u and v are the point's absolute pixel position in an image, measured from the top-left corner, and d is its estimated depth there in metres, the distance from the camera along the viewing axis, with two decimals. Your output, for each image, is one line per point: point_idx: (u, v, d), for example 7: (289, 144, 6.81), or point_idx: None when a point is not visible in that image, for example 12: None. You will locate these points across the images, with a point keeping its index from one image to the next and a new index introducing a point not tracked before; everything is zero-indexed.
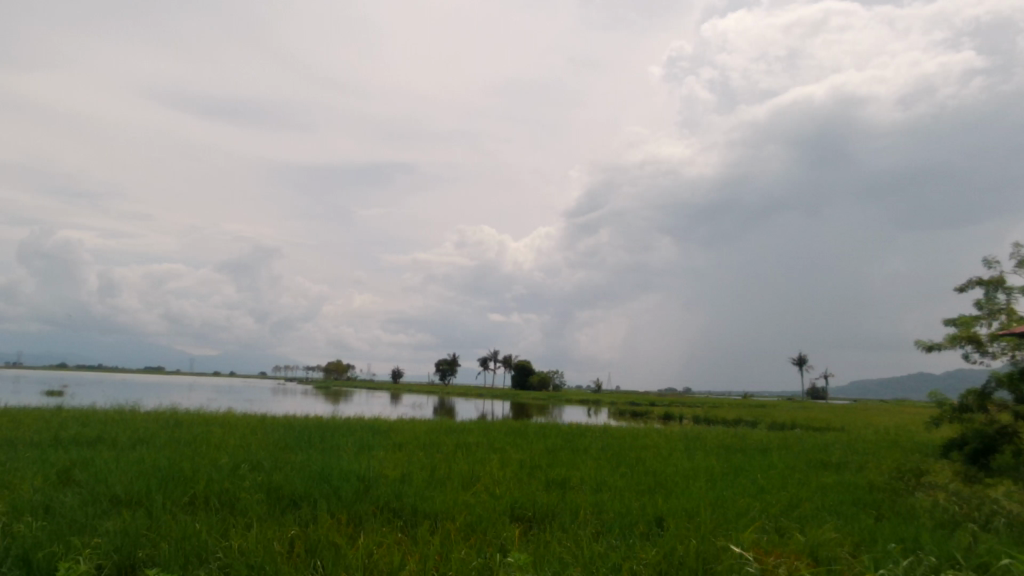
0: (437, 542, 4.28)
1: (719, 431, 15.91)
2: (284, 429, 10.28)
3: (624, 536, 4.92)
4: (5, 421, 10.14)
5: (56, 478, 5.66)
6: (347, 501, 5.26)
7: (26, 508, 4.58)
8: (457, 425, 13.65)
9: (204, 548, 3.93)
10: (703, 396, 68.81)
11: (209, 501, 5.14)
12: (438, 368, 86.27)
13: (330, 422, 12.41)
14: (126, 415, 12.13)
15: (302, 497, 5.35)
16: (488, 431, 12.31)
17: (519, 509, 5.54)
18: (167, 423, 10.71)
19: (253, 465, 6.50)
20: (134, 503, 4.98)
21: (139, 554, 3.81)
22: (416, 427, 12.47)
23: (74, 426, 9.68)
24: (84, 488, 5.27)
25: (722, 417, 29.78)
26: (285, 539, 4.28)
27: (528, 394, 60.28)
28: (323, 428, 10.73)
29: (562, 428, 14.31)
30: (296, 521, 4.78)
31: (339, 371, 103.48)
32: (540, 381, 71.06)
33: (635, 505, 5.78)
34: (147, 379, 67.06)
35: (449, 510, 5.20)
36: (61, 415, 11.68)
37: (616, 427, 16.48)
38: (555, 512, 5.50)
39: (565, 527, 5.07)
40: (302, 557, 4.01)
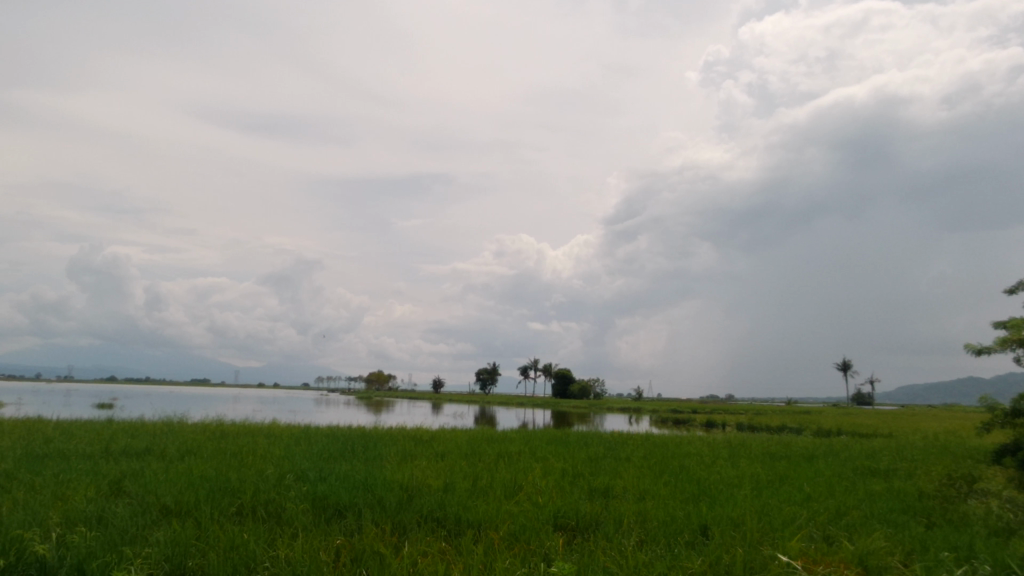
0: (481, 551, 4.27)
1: (766, 439, 15.74)
2: (327, 440, 10.39)
3: (669, 545, 4.87)
4: (57, 434, 10.39)
5: (108, 488, 5.78)
6: (391, 510, 5.30)
7: (79, 518, 4.69)
8: (498, 435, 13.62)
9: (251, 557, 3.97)
10: (747, 403, 68.22)
11: (256, 511, 5.21)
12: (480, 377, 86.66)
13: (371, 433, 12.50)
14: (173, 426, 12.39)
15: (347, 506, 5.40)
16: (530, 440, 12.30)
17: (563, 517, 5.53)
18: (213, 434, 10.90)
19: (298, 476, 6.59)
20: (183, 513, 5.07)
21: (188, 563, 3.88)
22: (459, 437, 12.49)
23: (125, 438, 9.93)
24: (135, 499, 5.37)
25: (767, 423, 29.46)
26: (331, 548, 4.32)
27: (569, 402, 60.23)
28: (366, 438, 10.82)
29: (606, 437, 14.26)
30: (341, 530, 4.83)
31: (381, 381, 104.27)
32: (582, 389, 70.76)
33: (680, 513, 5.73)
34: (193, 391, 68.02)
35: (492, 519, 5.21)
36: (111, 426, 11.96)
37: (661, 435, 16.41)
38: (598, 522, 5.47)
39: (609, 535, 5.05)
40: (347, 567, 4.04)
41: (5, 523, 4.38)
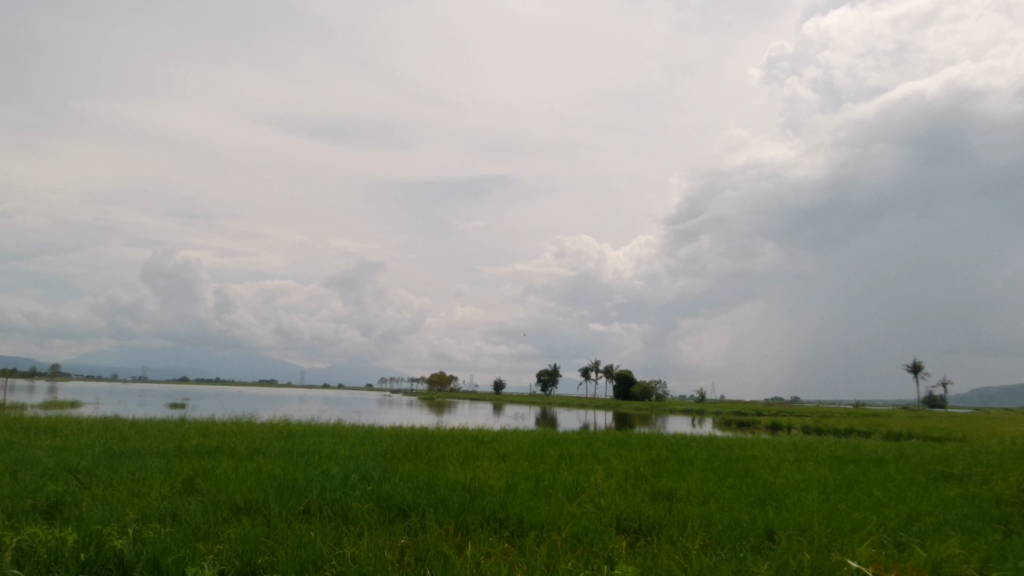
0: (543, 552, 4.28)
1: (833, 442, 15.39)
2: (391, 440, 10.52)
3: (734, 549, 4.80)
4: (131, 433, 10.74)
5: (181, 485, 5.95)
6: (455, 510, 5.34)
7: (155, 514, 4.83)
8: (559, 436, 13.59)
9: (319, 556, 4.04)
10: (811, 405, 66.95)
11: (322, 510, 5.30)
12: (540, 379, 86.82)
13: (434, 433, 12.60)
14: (242, 426, 12.69)
15: (411, 506, 5.46)
16: (591, 441, 12.27)
17: (626, 520, 5.49)
18: (280, 434, 11.13)
19: (363, 476, 6.67)
20: (252, 510, 5.19)
21: (258, 561, 3.97)
22: (521, 437, 12.50)
23: (198, 437, 10.21)
24: (207, 496, 5.52)
25: (833, 426, 28.82)
26: (395, 548, 4.36)
27: (630, 404, 59.88)
28: (429, 439, 10.93)
29: (668, 439, 14.13)
30: (405, 530, 4.88)
31: (442, 382, 105.32)
32: (643, 391, 70.20)
33: (745, 517, 5.64)
34: (260, 391, 69.34)
35: (555, 520, 5.21)
36: (184, 425, 12.32)
37: (724, 437, 16.20)
38: (662, 525, 5.42)
39: (673, 539, 5.00)
40: (412, 566, 4.08)
41: (85, 518, 4.54)
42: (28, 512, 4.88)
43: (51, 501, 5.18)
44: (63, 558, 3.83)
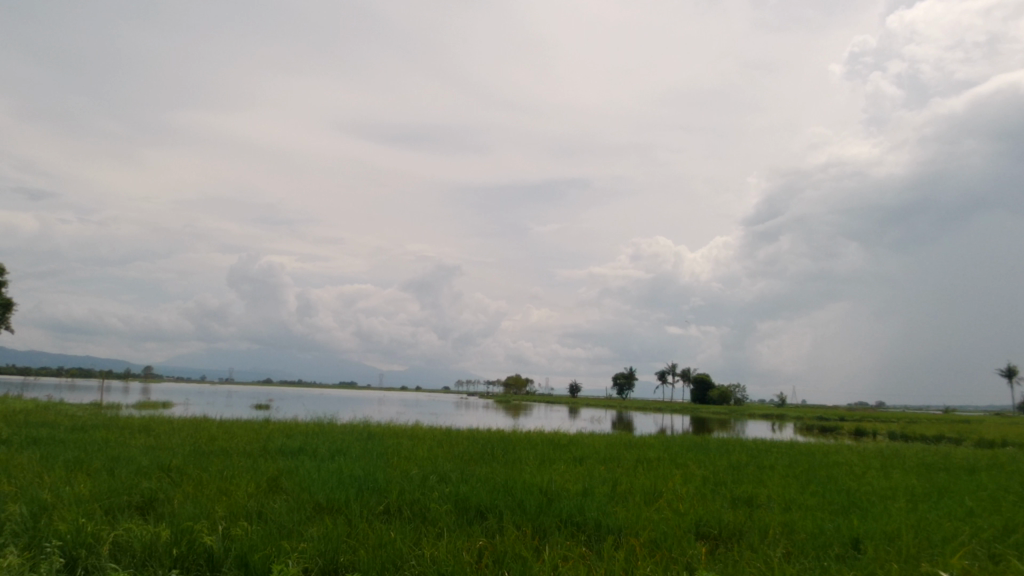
0: (622, 557, 4.25)
1: (923, 449, 14.84)
2: (472, 443, 10.54)
3: (817, 558, 4.69)
4: (219, 433, 11.05)
5: (266, 485, 6.12)
6: (532, 513, 5.34)
7: (242, 512, 4.98)
8: (637, 440, 13.43)
9: (399, 556, 4.10)
10: (898, 411, 64.93)
11: (401, 511, 5.38)
12: (617, 384, 86.37)
13: (511, 436, 12.59)
14: (324, 427, 12.92)
15: (488, 508, 5.49)
16: (670, 446, 12.10)
17: (705, 526, 5.41)
18: (362, 435, 11.30)
19: (441, 477, 6.73)
20: (334, 510, 5.30)
21: (340, 559, 4.05)
22: (598, 441, 12.39)
23: (282, 437, 10.45)
24: (290, 495, 5.66)
25: (923, 433, 27.90)
26: (473, 549, 4.40)
27: (710, 409, 59.08)
28: (507, 442, 10.92)
29: (748, 443, 13.86)
30: (483, 531, 4.91)
31: (519, 385, 105.77)
32: (722, 395, 69.14)
33: (829, 525, 5.49)
34: (341, 394, 70.55)
35: (633, 525, 5.17)
36: (270, 426, 12.65)
37: (807, 443, 15.79)
38: (742, 531, 5.33)
39: (754, 546, 4.92)
40: (491, 568, 4.11)
41: (177, 515, 4.70)
42: (124, 508, 5.09)
43: (145, 497, 5.38)
44: (157, 554, 3.99)
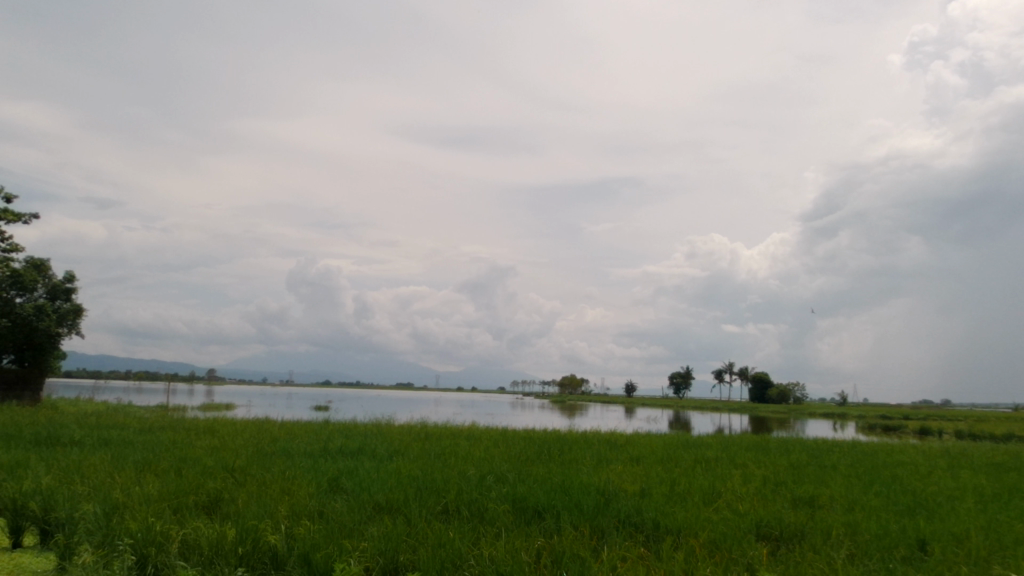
0: (681, 558, 4.22)
1: (992, 448, 14.43)
2: (528, 443, 10.57)
3: (882, 560, 4.60)
4: (281, 434, 11.27)
5: (327, 485, 6.20)
6: (590, 513, 5.33)
7: (304, 512, 5.06)
8: (695, 440, 13.31)
9: (458, 555, 4.14)
10: (965, 409, 63.20)
11: (459, 510, 5.42)
12: (673, 383, 85.68)
13: (567, 436, 12.61)
14: (384, 428, 13.11)
15: (545, 508, 5.49)
16: (728, 446, 11.96)
17: (765, 527, 5.34)
18: (420, 437, 11.42)
19: (498, 478, 6.75)
20: (394, 510, 5.36)
21: (400, 558, 4.10)
22: (655, 441, 12.31)
23: (342, 438, 10.60)
24: (351, 495, 5.74)
25: (990, 431, 27.15)
26: (532, 549, 4.41)
27: (768, 408, 58.23)
28: (564, 442, 10.92)
29: (809, 443, 13.60)
30: (541, 532, 4.92)
31: (574, 386, 105.65)
32: (781, 395, 68.07)
33: (895, 526, 5.37)
34: (398, 395, 71.18)
35: (692, 526, 5.12)
36: (330, 428, 12.86)
37: (869, 443, 15.45)
38: (804, 532, 5.24)
39: (816, 547, 4.83)
40: (549, 568, 4.12)
41: (242, 515, 4.82)
42: (191, 507, 5.23)
43: (211, 497, 5.51)
44: (223, 552, 4.09)
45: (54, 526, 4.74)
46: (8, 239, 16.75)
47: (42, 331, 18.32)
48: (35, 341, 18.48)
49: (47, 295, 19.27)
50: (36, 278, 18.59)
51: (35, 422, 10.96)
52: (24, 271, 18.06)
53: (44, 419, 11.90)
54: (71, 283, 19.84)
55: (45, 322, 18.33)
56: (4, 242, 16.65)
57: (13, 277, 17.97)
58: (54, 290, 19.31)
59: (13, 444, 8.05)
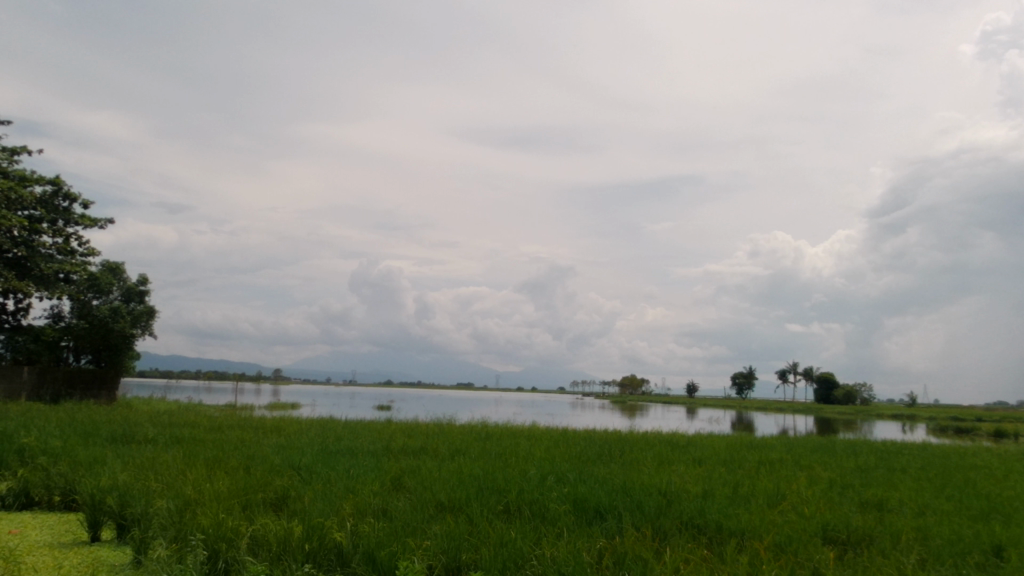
0: (746, 561, 4.17)
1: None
2: (589, 443, 10.58)
3: (954, 566, 4.47)
4: (347, 432, 11.45)
5: (390, 483, 6.30)
6: (651, 515, 5.29)
7: (368, 510, 5.14)
8: (758, 441, 13.15)
9: (520, 555, 4.14)
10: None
11: (521, 510, 5.44)
12: (735, 383, 84.49)
13: (628, 436, 12.56)
14: (445, 427, 13.22)
15: (607, 509, 5.47)
16: (793, 447, 11.79)
17: (832, 531, 5.23)
18: (481, 435, 11.50)
19: (559, 478, 6.76)
20: (456, 508, 5.40)
21: (463, 558, 4.14)
22: (717, 442, 12.20)
23: (404, 437, 10.72)
24: (414, 494, 5.79)
25: None
26: (594, 550, 4.40)
27: (834, 409, 57.07)
28: (624, 442, 10.89)
29: (876, 445, 13.32)
30: (603, 532, 4.91)
31: (634, 386, 105.03)
32: (847, 395, 66.53)
33: (967, 531, 5.23)
34: (461, 396, 71.63)
35: (756, 528, 5.05)
36: (393, 427, 13.03)
37: (941, 445, 15.04)
38: (872, 537, 5.12)
39: (885, 552, 4.72)
40: (612, 570, 4.09)
41: (308, 512, 4.91)
42: (260, 504, 5.35)
43: (278, 494, 5.63)
44: (291, 549, 4.17)
45: (130, 521, 4.90)
46: (85, 243, 17.38)
47: (117, 332, 18.92)
48: (112, 342, 19.11)
49: (122, 297, 19.91)
50: (112, 281, 19.23)
51: (111, 420, 11.35)
52: (100, 275, 18.67)
53: (121, 417, 12.31)
54: (145, 285, 20.45)
55: (120, 323, 18.91)
56: (82, 247, 17.27)
57: (90, 280, 18.60)
58: (128, 292, 19.95)
59: (91, 441, 8.32)
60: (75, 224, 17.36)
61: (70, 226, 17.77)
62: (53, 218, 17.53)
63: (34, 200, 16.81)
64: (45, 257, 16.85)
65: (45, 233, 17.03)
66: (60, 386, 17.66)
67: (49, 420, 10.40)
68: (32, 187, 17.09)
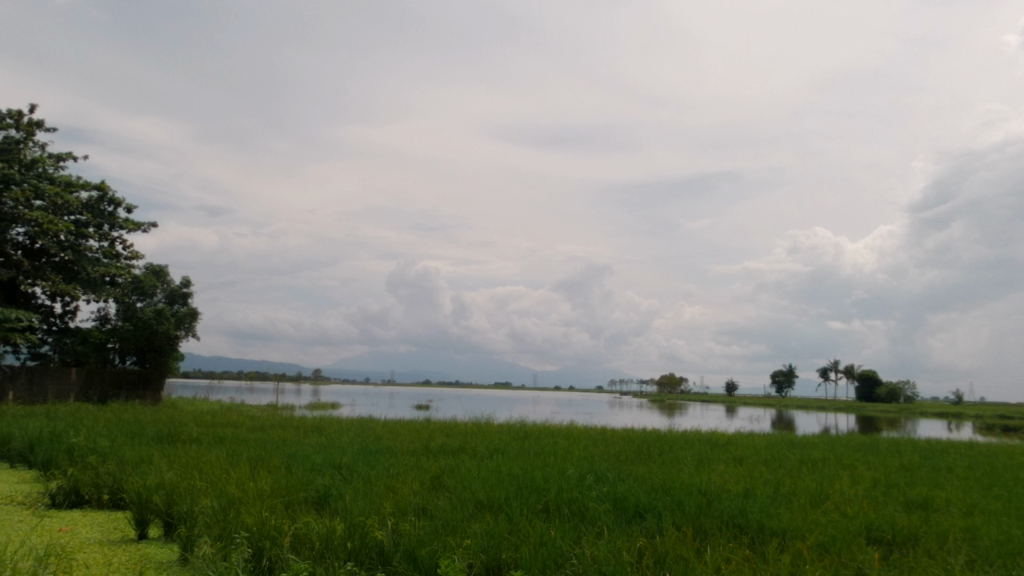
0: (788, 560, 4.12)
1: None
2: (626, 442, 10.55)
3: (1004, 566, 4.38)
4: (387, 432, 11.52)
5: (429, 482, 6.33)
6: (692, 514, 5.25)
7: (409, 508, 5.17)
8: (799, 440, 12.99)
9: (560, 554, 4.14)
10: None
11: (560, 509, 5.43)
12: (775, 382, 83.56)
13: (667, 435, 12.49)
14: (484, 426, 13.25)
15: (647, 508, 5.44)
16: (835, 446, 11.64)
17: (877, 531, 5.15)
18: (519, 435, 11.54)
19: (598, 477, 6.74)
20: (495, 507, 5.42)
21: (503, 556, 4.15)
22: (757, 441, 12.08)
23: (443, 437, 10.76)
24: (454, 493, 5.82)
25: None
26: (634, 549, 4.38)
27: (877, 407, 56.22)
28: (662, 441, 10.84)
29: (922, 444, 13.09)
30: (643, 532, 4.88)
31: (672, 385, 104.36)
32: (890, 394, 65.46)
33: (1017, 531, 5.11)
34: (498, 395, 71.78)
35: (799, 528, 4.99)
36: (432, 426, 13.07)
37: (990, 444, 14.73)
38: (918, 537, 5.03)
39: (931, 552, 4.64)
40: (652, 569, 4.08)
41: (349, 511, 4.95)
42: (302, 503, 5.41)
43: (320, 493, 5.69)
44: (333, 547, 4.21)
45: (176, 519, 4.98)
46: (129, 247, 17.70)
47: (161, 334, 19.25)
48: (156, 344, 19.45)
49: (166, 300, 20.26)
50: (156, 284, 19.58)
51: (156, 420, 11.54)
52: (144, 277, 19.01)
53: (166, 417, 12.51)
54: (187, 288, 20.78)
55: (164, 325, 19.23)
56: (126, 250, 17.60)
57: (135, 283, 18.96)
58: (172, 295, 20.29)
59: (138, 441, 8.49)
60: (119, 228, 17.69)
61: (115, 231, 18.12)
62: (99, 223, 17.90)
63: (80, 205, 17.16)
64: (91, 260, 17.21)
65: (91, 237, 17.38)
66: (107, 387, 18.01)
67: (97, 420, 10.60)
68: (77, 193, 17.45)
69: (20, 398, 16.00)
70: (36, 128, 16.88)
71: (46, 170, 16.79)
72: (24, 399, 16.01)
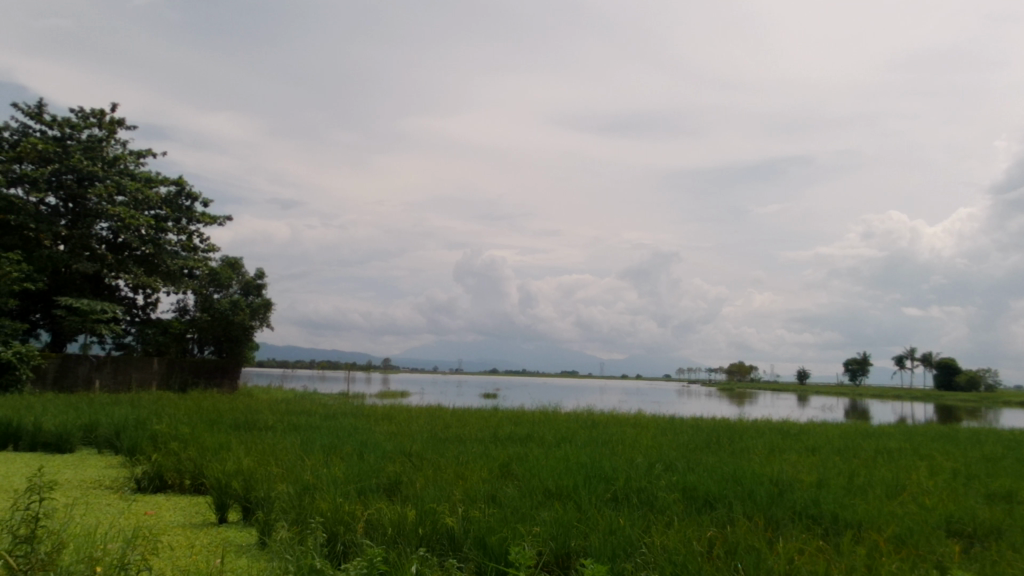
0: (863, 552, 4.04)
1: None
2: (694, 431, 10.44)
3: None
4: (454, 420, 11.62)
5: (498, 470, 6.38)
6: (764, 504, 5.18)
7: (478, 496, 5.22)
8: (875, 429, 12.67)
9: (629, 543, 4.14)
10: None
11: (629, 498, 5.41)
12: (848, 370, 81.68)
13: (737, 424, 12.32)
14: (552, 415, 13.27)
15: (717, 497, 5.39)
16: (913, 436, 11.31)
17: (956, 523, 5.01)
18: (587, 423, 11.51)
19: (667, 466, 6.70)
20: (563, 495, 5.44)
21: (573, 545, 4.16)
22: (831, 430, 11.82)
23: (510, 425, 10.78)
24: (522, 481, 5.85)
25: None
26: (704, 539, 4.35)
27: (956, 396, 54.40)
28: (731, 430, 10.72)
29: (1009, 434, 12.56)
30: (714, 521, 4.84)
31: (741, 373, 102.88)
32: (969, 382, 63.33)
33: None
34: (564, 383, 71.83)
35: (874, 520, 4.88)
36: (499, 414, 13.14)
37: None
38: (1001, 530, 4.87)
39: (1015, 546, 4.49)
40: (723, 558, 4.03)
41: (420, 497, 5.02)
42: (375, 490, 5.50)
43: (390, 480, 5.78)
44: (405, 532, 4.29)
45: (254, 504, 5.12)
46: (206, 240, 18.20)
47: (237, 324, 19.74)
48: (232, 334, 19.97)
49: (241, 291, 20.79)
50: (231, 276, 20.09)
51: (234, 408, 11.88)
52: (220, 269, 19.54)
53: (243, 405, 12.85)
54: (261, 279, 21.28)
55: (240, 315, 19.69)
56: (203, 243, 18.10)
57: (212, 275, 19.53)
58: (247, 286, 20.81)
59: (216, 428, 8.74)
60: (196, 222, 18.20)
61: (192, 224, 18.66)
62: (177, 217, 18.46)
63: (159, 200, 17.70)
64: (171, 253, 17.76)
65: (170, 231, 17.92)
66: (186, 376, 18.58)
67: (178, 408, 10.94)
68: (157, 188, 18.00)
69: (106, 386, 16.62)
70: (117, 126, 17.46)
71: (127, 167, 17.37)
72: (109, 387, 16.64)
